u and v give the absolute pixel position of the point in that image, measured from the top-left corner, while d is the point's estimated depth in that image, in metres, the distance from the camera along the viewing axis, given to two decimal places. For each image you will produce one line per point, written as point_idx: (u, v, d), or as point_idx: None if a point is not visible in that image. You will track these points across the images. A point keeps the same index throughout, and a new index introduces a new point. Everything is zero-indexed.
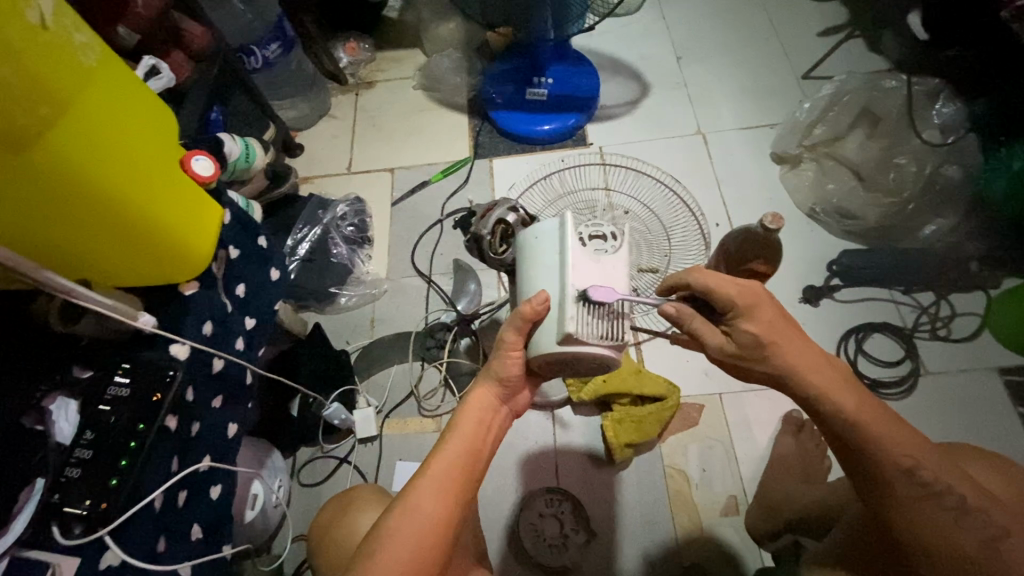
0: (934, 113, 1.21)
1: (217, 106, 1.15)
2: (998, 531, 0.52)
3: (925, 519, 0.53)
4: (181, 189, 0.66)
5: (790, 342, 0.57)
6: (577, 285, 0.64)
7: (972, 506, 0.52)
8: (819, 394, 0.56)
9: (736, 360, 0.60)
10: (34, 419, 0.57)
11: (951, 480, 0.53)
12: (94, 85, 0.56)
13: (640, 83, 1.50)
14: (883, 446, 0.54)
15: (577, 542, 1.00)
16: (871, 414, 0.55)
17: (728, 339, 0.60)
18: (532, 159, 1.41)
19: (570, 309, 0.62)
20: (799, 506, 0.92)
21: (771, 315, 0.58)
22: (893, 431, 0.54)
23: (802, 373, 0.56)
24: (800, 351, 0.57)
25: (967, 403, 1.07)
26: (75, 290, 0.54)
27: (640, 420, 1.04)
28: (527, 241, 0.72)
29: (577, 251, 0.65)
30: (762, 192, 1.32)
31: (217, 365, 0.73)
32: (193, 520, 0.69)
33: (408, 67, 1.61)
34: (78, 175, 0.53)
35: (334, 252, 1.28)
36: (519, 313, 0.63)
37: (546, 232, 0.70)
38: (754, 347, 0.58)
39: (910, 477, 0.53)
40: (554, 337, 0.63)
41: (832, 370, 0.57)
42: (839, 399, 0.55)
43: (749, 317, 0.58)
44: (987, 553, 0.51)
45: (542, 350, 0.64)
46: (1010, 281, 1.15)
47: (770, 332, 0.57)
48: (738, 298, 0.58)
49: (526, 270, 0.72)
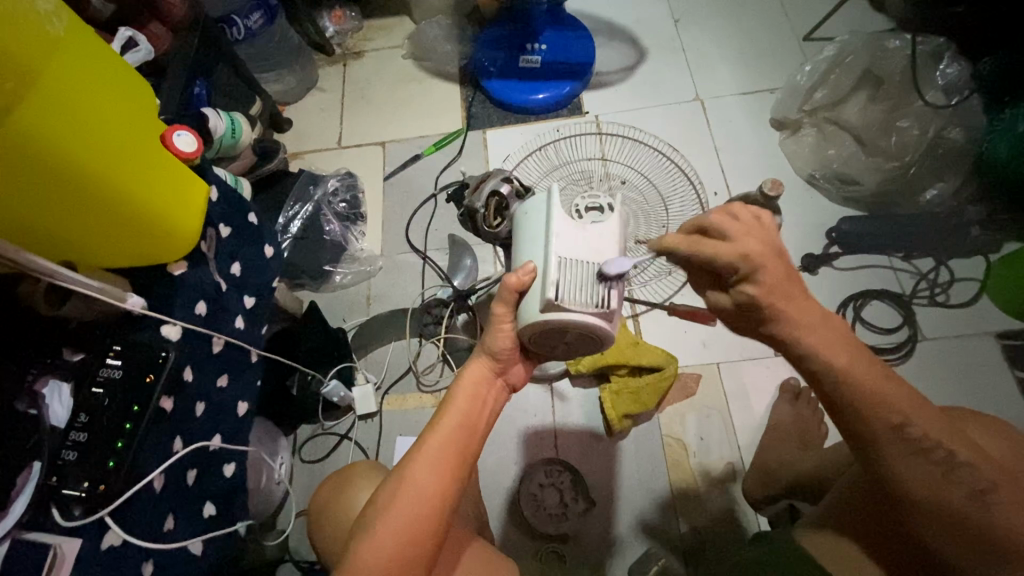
0: (937, 74, 1.18)
1: (201, 79, 1.08)
2: (988, 485, 0.49)
3: (911, 474, 0.51)
4: (161, 165, 0.64)
5: (793, 301, 0.53)
6: (560, 252, 0.63)
7: (962, 461, 0.50)
8: (813, 352, 0.53)
9: (736, 317, 0.57)
10: (27, 403, 0.56)
11: (943, 435, 0.50)
12: (56, 56, 0.53)
13: (636, 47, 1.46)
14: (871, 402, 0.51)
15: (577, 512, 1.01)
16: (868, 369, 0.52)
17: (728, 297, 0.57)
18: (525, 129, 1.37)
19: (553, 275, 0.62)
20: (795, 472, 0.91)
21: (776, 273, 0.53)
22: (886, 387, 0.51)
23: (801, 333, 0.53)
24: (795, 307, 0.53)
25: (964, 367, 1.07)
26: (57, 272, 0.53)
27: (636, 391, 1.05)
28: (518, 219, 0.72)
29: (562, 220, 0.64)
30: (761, 159, 1.29)
31: (217, 345, 0.74)
32: (206, 497, 0.72)
33: (397, 35, 1.56)
34: (52, 149, 0.51)
35: (326, 230, 1.25)
36: (506, 284, 0.62)
37: (536, 207, 0.70)
38: (752, 308, 0.54)
39: (900, 433, 0.51)
40: (537, 305, 0.62)
41: (828, 329, 0.53)
42: (830, 356, 0.52)
43: (752, 278, 0.54)
44: (974, 506, 0.49)
45: (527, 319, 0.63)
46: (1011, 245, 1.14)
47: (770, 295, 0.53)
48: (739, 261, 0.53)
49: (517, 251, 0.71)
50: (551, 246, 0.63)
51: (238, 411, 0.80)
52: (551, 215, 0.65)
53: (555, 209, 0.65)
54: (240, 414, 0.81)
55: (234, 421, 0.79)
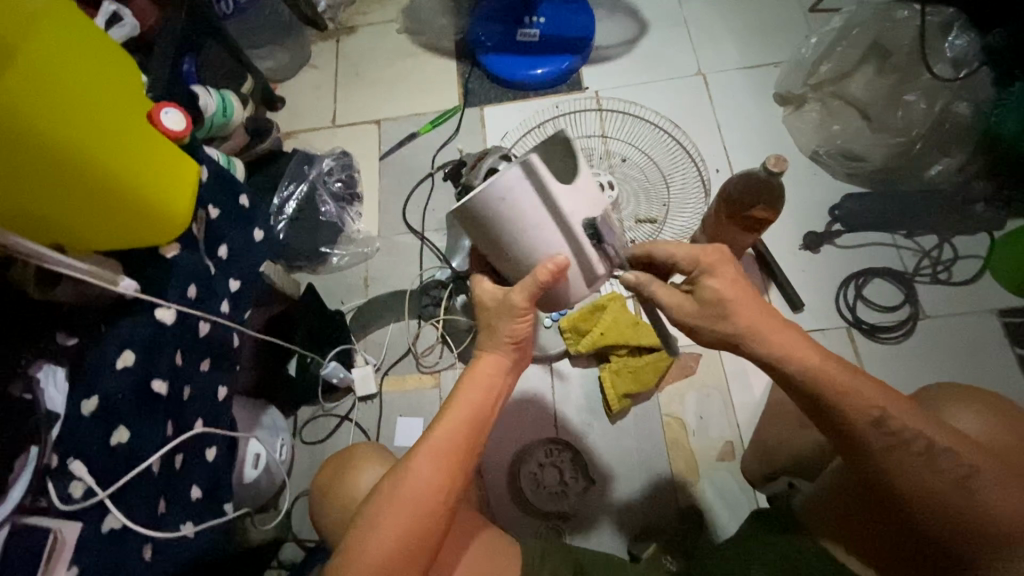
0: (947, 45, 1.14)
1: (189, 56, 1.03)
2: (969, 470, 0.50)
3: (897, 466, 0.52)
4: (151, 145, 0.63)
5: (748, 301, 0.57)
6: (586, 227, 0.64)
7: (941, 448, 0.51)
8: (774, 358, 0.56)
9: (698, 321, 0.60)
10: (22, 387, 0.54)
11: (917, 423, 0.52)
12: (26, 27, 0.50)
13: (637, 20, 1.42)
14: (842, 397, 0.53)
15: (576, 490, 1.03)
16: (833, 368, 0.54)
17: (691, 299, 0.60)
18: (522, 106, 1.34)
19: (591, 253, 0.65)
20: (793, 449, 0.89)
21: (732, 272, 0.59)
22: (855, 380, 0.53)
23: (756, 331, 0.56)
24: (752, 310, 0.57)
25: (964, 345, 1.07)
26: (47, 257, 0.52)
27: (637, 370, 1.04)
28: (490, 208, 0.61)
29: (569, 198, 0.61)
30: (763, 135, 1.27)
31: (202, 328, 0.72)
32: (190, 481, 0.71)
33: (391, 9, 1.51)
34: (33, 125, 0.49)
35: (322, 210, 1.23)
36: (540, 275, 0.61)
37: (515, 187, 0.60)
38: (715, 304, 0.58)
39: (878, 428, 0.52)
40: (584, 281, 0.68)
41: (782, 334, 0.56)
42: (792, 356, 0.55)
43: (713, 273, 0.59)
44: (957, 492, 0.50)
45: (578, 292, 0.70)
46: (1014, 222, 1.13)
47: (730, 289, 0.58)
48: (693, 261, 0.60)
49: (508, 240, 0.64)
50: (577, 228, 0.63)
51: (218, 395, 0.77)
52: (559, 197, 0.61)
53: (558, 188, 0.60)
54: (222, 399, 0.78)
55: (218, 405, 0.77)
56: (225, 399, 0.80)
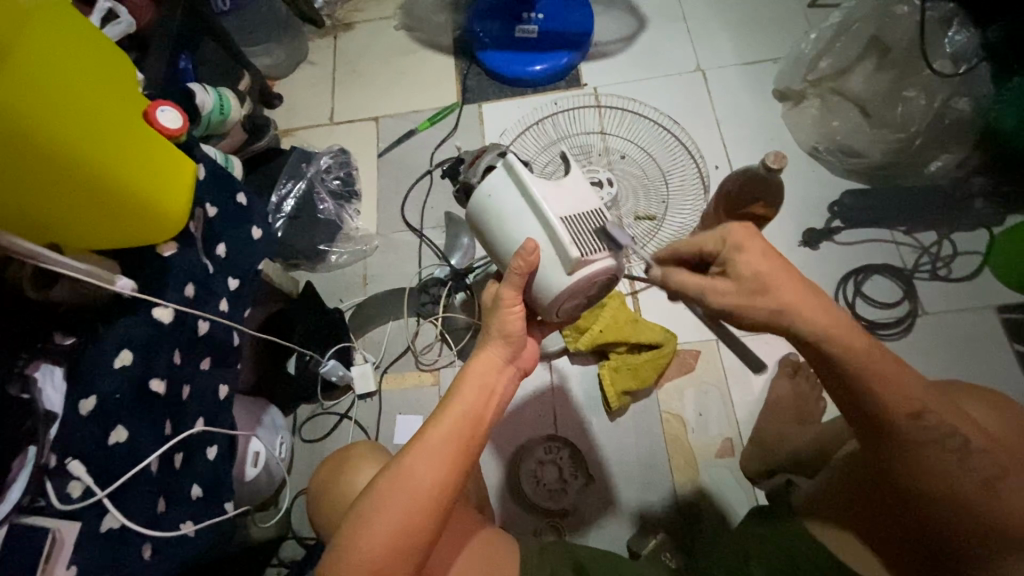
0: (947, 41, 1.12)
1: (185, 53, 1.04)
2: (998, 471, 0.51)
3: (927, 461, 0.52)
4: (147, 142, 0.63)
5: (789, 282, 0.54)
6: (557, 213, 0.65)
7: (975, 448, 0.52)
8: (820, 341, 0.52)
9: (736, 299, 0.55)
10: (19, 388, 0.53)
11: (955, 421, 0.52)
12: (21, 24, 0.50)
13: (636, 15, 1.41)
14: (887, 388, 0.52)
15: (576, 487, 1.02)
16: (880, 355, 0.52)
17: (723, 278, 0.57)
18: (523, 102, 1.33)
19: (564, 237, 0.64)
20: (794, 446, 0.91)
21: (765, 248, 0.56)
22: (902, 373, 0.52)
23: (798, 312, 0.53)
24: (795, 293, 0.53)
25: (963, 341, 1.07)
26: (42, 255, 0.51)
27: (636, 368, 1.04)
28: (483, 203, 0.71)
29: (541, 185, 0.66)
30: (763, 132, 1.27)
31: (202, 327, 0.72)
32: (191, 480, 0.71)
33: (388, 5, 1.51)
34: (29, 122, 0.49)
35: (320, 209, 1.22)
36: (515, 266, 0.63)
37: (499, 182, 0.70)
38: (753, 281, 0.54)
39: (917, 421, 0.52)
40: (564, 270, 0.65)
41: (835, 318, 0.53)
42: (844, 340, 0.52)
43: (744, 250, 0.56)
44: (984, 494, 0.50)
45: (558, 286, 0.66)
46: (1013, 218, 1.13)
47: (770, 270, 0.54)
48: (721, 244, 0.58)
49: (494, 234, 0.71)
50: (545, 211, 0.65)
51: (218, 394, 0.77)
52: (530, 183, 0.66)
53: (527, 175, 0.66)
54: (222, 398, 0.78)
55: (217, 406, 0.77)
56: (227, 398, 0.80)
